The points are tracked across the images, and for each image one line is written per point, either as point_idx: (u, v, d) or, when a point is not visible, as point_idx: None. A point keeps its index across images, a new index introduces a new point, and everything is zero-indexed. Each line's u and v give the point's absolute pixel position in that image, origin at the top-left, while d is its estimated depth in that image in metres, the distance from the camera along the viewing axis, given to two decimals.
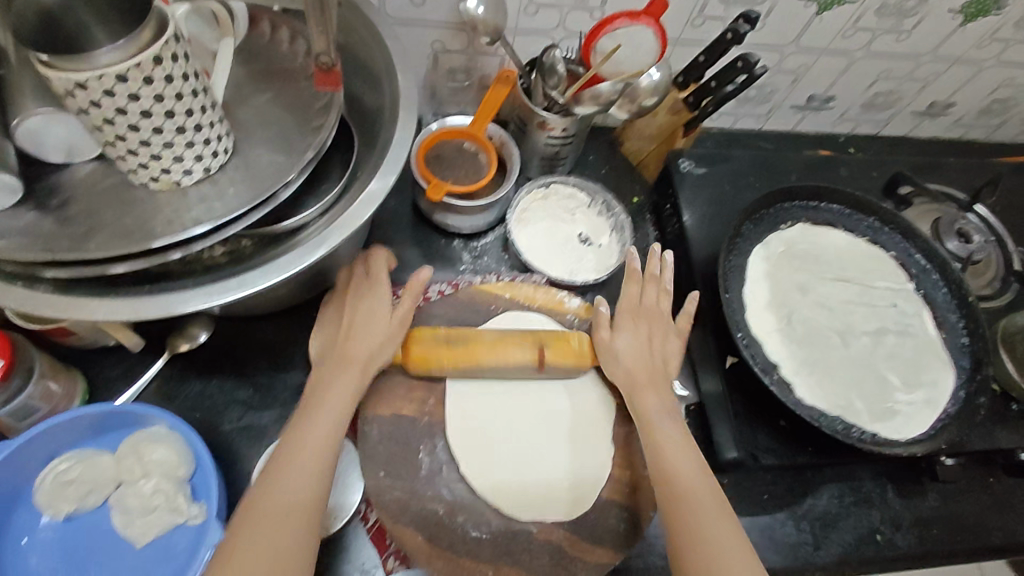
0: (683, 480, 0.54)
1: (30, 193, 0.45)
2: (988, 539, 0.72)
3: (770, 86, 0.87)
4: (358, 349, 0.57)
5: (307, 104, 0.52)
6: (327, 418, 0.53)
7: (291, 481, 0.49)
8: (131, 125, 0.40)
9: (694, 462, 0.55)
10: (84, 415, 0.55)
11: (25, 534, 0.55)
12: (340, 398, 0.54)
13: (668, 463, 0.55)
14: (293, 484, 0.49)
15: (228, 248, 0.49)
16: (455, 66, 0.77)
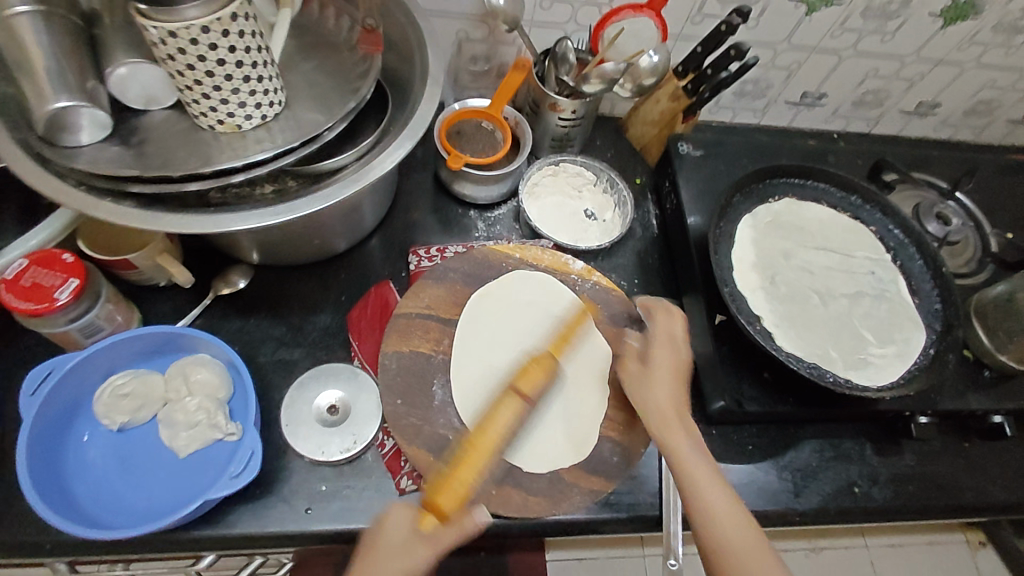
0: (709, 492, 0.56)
1: (116, 132, 0.52)
2: (960, 497, 0.76)
3: (765, 81, 0.94)
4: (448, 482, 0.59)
5: (348, 70, 0.60)
6: (401, 531, 0.56)
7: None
8: (207, 71, 0.48)
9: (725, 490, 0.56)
10: (147, 333, 0.63)
11: (86, 433, 0.62)
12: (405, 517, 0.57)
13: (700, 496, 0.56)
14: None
15: (276, 186, 0.56)
16: (477, 54, 0.85)
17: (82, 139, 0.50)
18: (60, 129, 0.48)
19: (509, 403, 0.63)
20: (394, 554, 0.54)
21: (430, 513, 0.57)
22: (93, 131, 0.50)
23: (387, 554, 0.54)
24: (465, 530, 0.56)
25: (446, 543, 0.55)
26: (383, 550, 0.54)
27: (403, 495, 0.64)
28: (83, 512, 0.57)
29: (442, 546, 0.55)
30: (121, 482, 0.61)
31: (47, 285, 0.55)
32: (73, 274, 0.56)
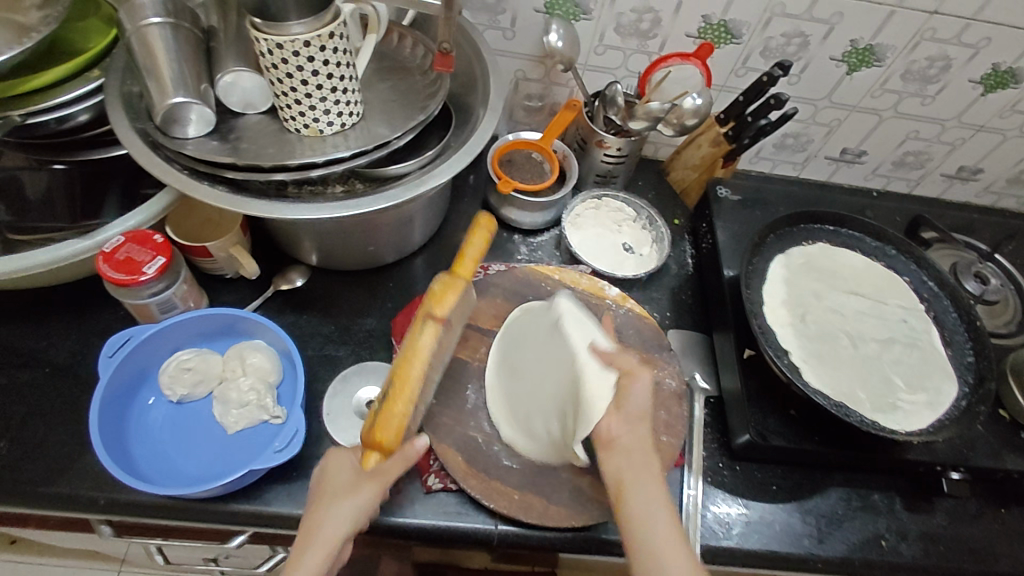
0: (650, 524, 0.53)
1: (216, 129, 0.60)
2: (994, 564, 0.74)
3: (805, 136, 0.98)
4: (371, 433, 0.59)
5: (418, 92, 0.67)
6: (346, 473, 0.57)
7: (332, 519, 0.53)
8: (301, 80, 0.56)
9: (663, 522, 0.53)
10: (214, 314, 0.69)
11: (151, 397, 0.68)
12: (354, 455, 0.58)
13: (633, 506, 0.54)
14: (341, 516, 0.53)
15: (346, 187, 0.63)
16: (532, 93, 0.92)
17: (188, 132, 0.58)
18: (172, 122, 0.56)
19: (427, 332, 0.63)
20: (342, 491, 0.55)
21: (373, 451, 0.57)
22: (198, 126, 0.58)
23: (335, 491, 0.55)
24: (407, 458, 0.58)
25: (392, 474, 0.56)
26: (330, 490, 0.55)
27: (429, 493, 0.66)
28: (137, 470, 0.62)
29: (385, 476, 0.56)
30: (173, 449, 0.65)
31: (138, 259, 0.62)
32: (161, 253, 0.63)
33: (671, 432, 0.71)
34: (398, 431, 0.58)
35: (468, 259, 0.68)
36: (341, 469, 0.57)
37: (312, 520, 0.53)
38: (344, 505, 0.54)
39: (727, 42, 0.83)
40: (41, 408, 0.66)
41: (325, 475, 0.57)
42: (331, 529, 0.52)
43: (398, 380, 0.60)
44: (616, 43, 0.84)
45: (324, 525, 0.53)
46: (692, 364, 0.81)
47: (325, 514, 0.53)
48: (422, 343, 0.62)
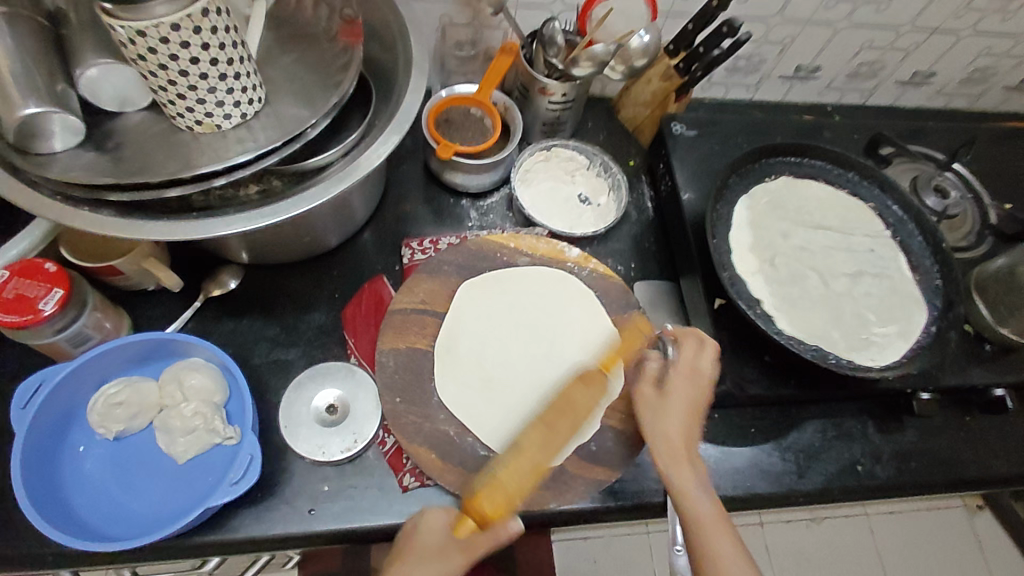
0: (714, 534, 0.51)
1: (90, 136, 0.50)
2: (964, 472, 0.77)
3: (758, 56, 0.92)
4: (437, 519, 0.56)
5: (329, 61, 0.58)
6: (439, 531, 0.56)
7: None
8: (180, 71, 0.46)
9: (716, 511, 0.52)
10: (132, 341, 0.61)
11: (81, 447, 0.61)
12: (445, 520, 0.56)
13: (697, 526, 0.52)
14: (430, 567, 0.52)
15: (261, 187, 0.55)
16: (463, 39, 0.83)
17: (54, 146, 0.48)
18: (31, 137, 0.47)
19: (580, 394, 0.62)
20: (427, 555, 0.54)
21: (469, 518, 0.55)
22: (65, 137, 0.48)
23: (420, 554, 0.54)
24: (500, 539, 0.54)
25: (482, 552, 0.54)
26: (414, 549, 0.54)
27: (407, 493, 0.64)
28: (83, 525, 0.56)
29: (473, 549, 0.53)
30: (120, 492, 0.60)
31: (31, 296, 0.54)
32: (58, 284, 0.55)
33: None
34: (512, 502, 0.55)
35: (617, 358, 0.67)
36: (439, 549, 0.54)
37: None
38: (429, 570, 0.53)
39: None
40: None
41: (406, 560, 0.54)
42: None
43: (524, 459, 0.57)
44: None
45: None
46: (663, 316, 0.79)
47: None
48: (574, 394, 0.62)
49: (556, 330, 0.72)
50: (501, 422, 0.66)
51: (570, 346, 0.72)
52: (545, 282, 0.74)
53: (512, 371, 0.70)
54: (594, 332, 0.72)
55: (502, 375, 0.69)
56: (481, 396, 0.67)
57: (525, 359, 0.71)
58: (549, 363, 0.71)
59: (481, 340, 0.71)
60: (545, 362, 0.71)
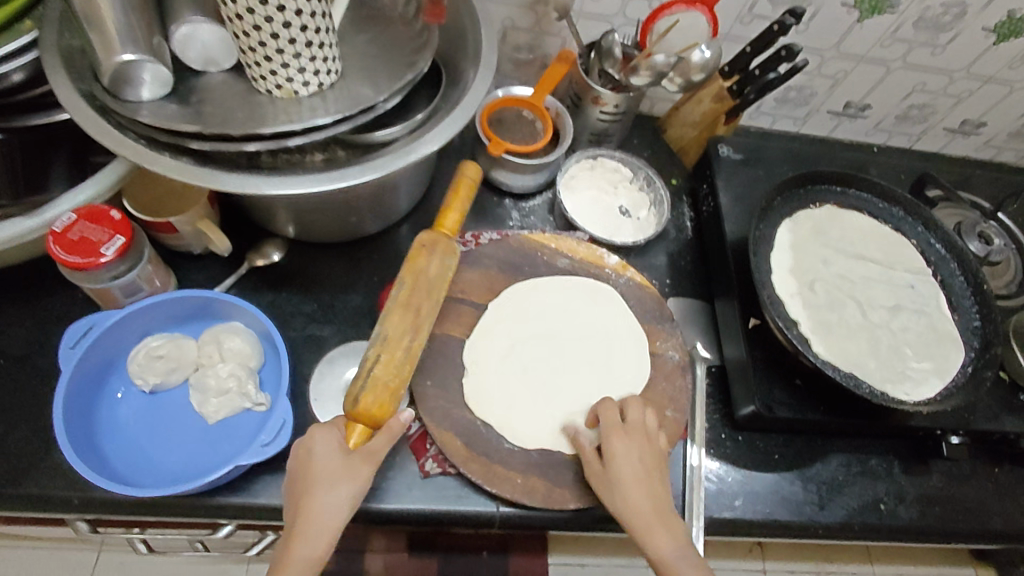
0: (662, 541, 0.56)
1: (174, 90, 0.53)
2: (988, 522, 0.75)
3: (809, 89, 0.93)
4: (321, 434, 0.54)
5: (403, 45, 0.60)
6: (334, 456, 0.53)
7: (329, 508, 0.51)
8: (272, 34, 0.48)
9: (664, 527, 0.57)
10: (180, 297, 0.63)
11: (119, 393, 0.62)
12: (332, 435, 0.54)
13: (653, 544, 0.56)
14: (338, 497, 0.51)
15: (325, 155, 0.57)
16: (522, 43, 0.85)
17: (142, 94, 0.50)
18: (123, 83, 0.49)
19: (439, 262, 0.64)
20: (334, 476, 0.52)
21: (356, 424, 0.56)
22: (153, 87, 0.50)
23: (327, 476, 0.52)
24: (391, 433, 0.55)
25: (381, 451, 0.55)
26: (316, 474, 0.52)
27: (427, 478, 0.63)
28: (111, 469, 0.57)
29: (375, 456, 0.54)
30: (149, 442, 0.61)
31: (95, 240, 0.56)
32: (119, 231, 0.57)
33: (674, 406, 0.70)
34: (384, 396, 0.56)
35: (453, 212, 0.67)
36: (333, 473, 0.52)
37: (307, 507, 0.51)
38: (342, 489, 0.51)
39: None
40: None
41: (304, 493, 0.51)
42: (331, 518, 0.50)
43: (396, 348, 0.59)
44: None
45: (322, 514, 0.50)
46: (694, 333, 0.79)
47: (323, 500, 0.51)
48: (423, 269, 0.63)
49: (591, 330, 0.73)
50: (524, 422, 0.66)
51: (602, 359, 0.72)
52: (580, 287, 0.75)
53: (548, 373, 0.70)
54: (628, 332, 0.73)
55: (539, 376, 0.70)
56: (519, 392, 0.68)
57: (561, 358, 0.71)
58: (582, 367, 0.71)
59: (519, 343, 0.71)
60: (579, 361, 0.71)
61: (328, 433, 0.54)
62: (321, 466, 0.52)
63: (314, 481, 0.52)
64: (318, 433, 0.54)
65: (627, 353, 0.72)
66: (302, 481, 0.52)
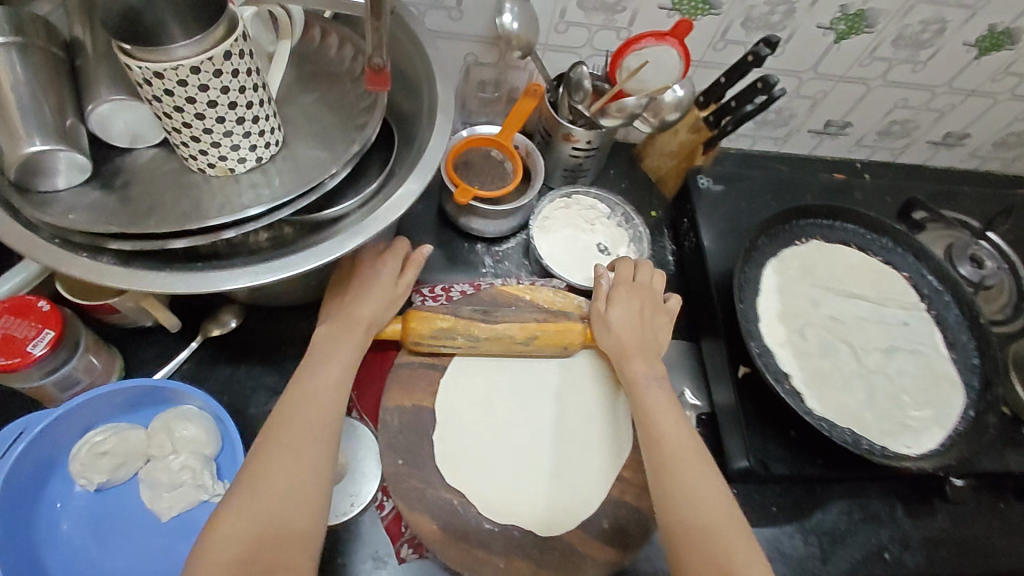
0: (687, 469, 0.55)
1: (98, 174, 0.48)
2: (996, 563, 0.72)
3: (788, 110, 0.90)
4: (362, 312, 0.61)
5: (352, 105, 0.55)
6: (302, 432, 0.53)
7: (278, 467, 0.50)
8: (196, 114, 0.43)
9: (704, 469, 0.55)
10: (122, 388, 0.58)
11: (59, 500, 0.57)
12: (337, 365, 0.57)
13: (683, 483, 0.54)
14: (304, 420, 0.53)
15: (271, 234, 0.51)
16: (486, 79, 0.81)
17: (58, 183, 0.46)
18: (34, 174, 0.44)
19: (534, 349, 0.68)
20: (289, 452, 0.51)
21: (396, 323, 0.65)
22: (70, 175, 0.46)
23: (284, 445, 0.51)
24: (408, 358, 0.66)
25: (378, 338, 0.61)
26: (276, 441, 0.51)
27: (402, 564, 0.60)
28: None
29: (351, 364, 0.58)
30: (97, 549, 0.56)
31: (20, 337, 0.51)
32: (48, 324, 0.52)
33: None
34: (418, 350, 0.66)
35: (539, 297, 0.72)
36: (315, 408, 0.54)
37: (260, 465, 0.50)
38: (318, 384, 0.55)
39: (706, 12, 0.73)
40: None
41: (281, 412, 0.53)
42: (298, 431, 0.52)
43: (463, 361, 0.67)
44: (579, 20, 0.73)
45: (287, 421, 0.53)
46: (681, 379, 0.75)
47: (291, 418, 0.53)
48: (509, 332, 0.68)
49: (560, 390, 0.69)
50: (493, 499, 0.61)
51: (577, 422, 0.67)
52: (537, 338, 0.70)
53: (517, 443, 0.65)
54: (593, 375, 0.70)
55: (506, 453, 0.65)
56: (484, 463, 0.63)
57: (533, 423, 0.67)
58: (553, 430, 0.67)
59: (477, 423, 0.65)
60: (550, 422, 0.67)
61: (337, 362, 0.57)
62: (316, 365, 0.57)
63: (305, 381, 0.56)
64: (337, 343, 0.59)
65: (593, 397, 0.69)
66: (306, 364, 0.57)
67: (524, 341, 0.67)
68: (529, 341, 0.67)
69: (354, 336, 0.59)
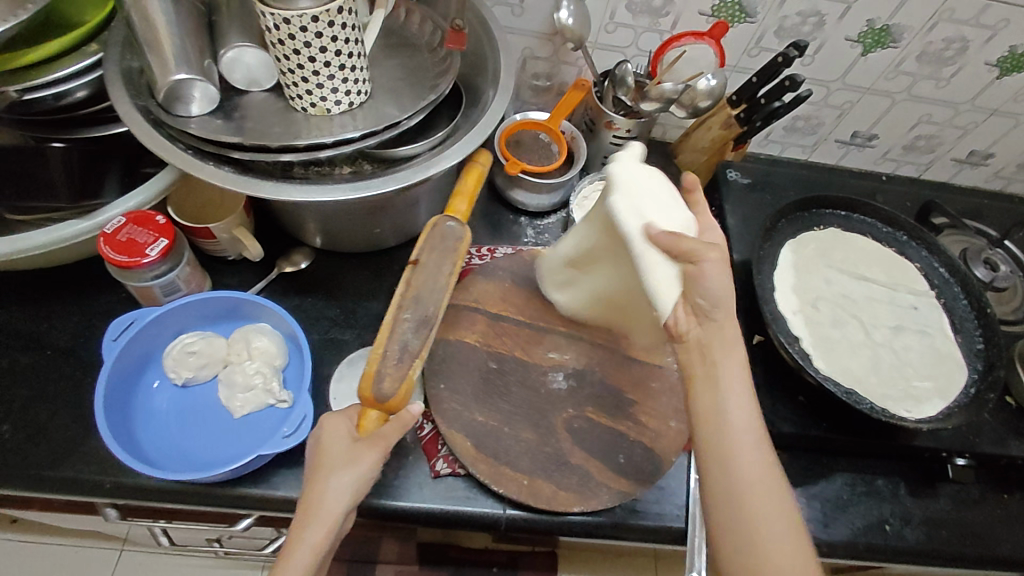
0: (754, 494, 0.49)
1: (220, 107, 0.58)
2: (996, 548, 0.75)
3: (816, 118, 0.97)
4: (344, 445, 0.55)
5: (427, 70, 0.65)
6: (343, 441, 0.55)
7: (331, 493, 0.52)
8: (309, 57, 0.54)
9: (781, 509, 0.49)
10: (216, 297, 0.67)
11: (155, 381, 0.67)
12: (348, 473, 0.53)
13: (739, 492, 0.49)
14: (338, 487, 0.53)
15: (353, 168, 0.62)
16: (540, 71, 0.91)
17: (191, 109, 0.56)
18: (175, 99, 0.55)
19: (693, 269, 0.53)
20: (340, 461, 0.54)
21: (371, 412, 0.57)
22: (201, 104, 0.56)
23: (332, 464, 0.54)
24: (404, 423, 0.56)
25: (390, 438, 0.56)
26: (327, 459, 0.54)
27: (438, 477, 0.66)
28: (142, 454, 0.61)
29: (381, 443, 0.55)
30: (178, 432, 0.65)
31: (141, 241, 0.61)
32: (163, 234, 0.62)
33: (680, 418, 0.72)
34: (403, 383, 0.57)
35: None
36: (338, 460, 0.54)
37: (313, 493, 0.53)
38: (344, 475, 0.53)
39: (742, 20, 0.81)
40: (44, 392, 0.65)
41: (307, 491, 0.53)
42: (329, 506, 0.52)
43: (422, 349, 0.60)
44: (627, 21, 0.82)
45: (322, 501, 0.52)
46: None
47: (325, 488, 0.53)
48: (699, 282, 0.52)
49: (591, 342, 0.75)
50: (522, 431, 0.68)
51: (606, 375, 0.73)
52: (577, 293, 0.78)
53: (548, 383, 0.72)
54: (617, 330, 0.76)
55: (535, 397, 0.71)
56: (520, 399, 0.70)
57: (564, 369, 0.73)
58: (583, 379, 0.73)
59: (514, 371, 0.72)
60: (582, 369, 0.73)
61: (348, 470, 0.53)
62: (326, 482, 0.53)
63: (319, 483, 0.53)
64: (338, 442, 0.55)
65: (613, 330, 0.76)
66: (312, 473, 0.54)
67: (432, 267, 0.63)
68: (438, 263, 0.63)
69: (348, 462, 0.54)
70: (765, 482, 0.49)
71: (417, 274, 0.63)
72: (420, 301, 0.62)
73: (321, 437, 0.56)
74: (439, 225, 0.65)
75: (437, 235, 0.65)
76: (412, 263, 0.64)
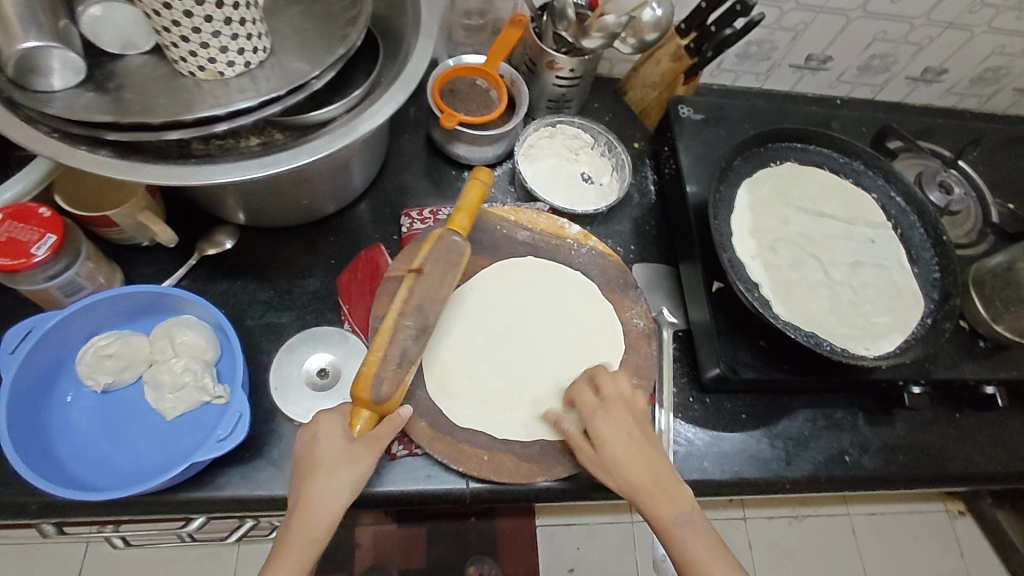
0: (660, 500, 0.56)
1: (91, 77, 0.50)
2: (950, 467, 0.77)
3: (769, 43, 0.91)
4: (342, 448, 0.53)
5: (336, 17, 0.57)
6: (337, 441, 0.53)
7: (330, 496, 0.51)
8: (184, 12, 0.45)
9: (678, 506, 0.56)
10: (126, 293, 0.61)
11: (70, 393, 0.61)
12: (349, 475, 0.52)
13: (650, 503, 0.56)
14: (337, 490, 0.51)
15: (262, 139, 0.54)
16: (471, 8, 0.82)
17: (54, 83, 0.48)
18: (31, 72, 0.46)
19: None
20: (336, 464, 0.52)
21: (364, 411, 0.55)
22: (64, 75, 0.48)
23: (329, 466, 0.52)
24: (395, 424, 0.56)
25: (382, 440, 0.55)
26: (323, 463, 0.52)
27: (395, 461, 0.63)
28: (65, 474, 0.56)
29: (378, 444, 0.54)
30: (104, 445, 0.59)
31: (24, 239, 0.53)
32: (50, 229, 0.54)
33: (641, 374, 0.70)
34: (399, 388, 0.56)
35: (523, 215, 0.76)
36: (339, 463, 0.52)
37: (310, 498, 0.50)
38: (342, 477, 0.51)
39: None
40: None
41: (303, 496, 0.51)
42: (330, 506, 0.50)
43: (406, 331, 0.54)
44: None
45: (323, 505, 0.50)
46: (659, 298, 0.78)
47: (323, 492, 0.51)
48: None
49: (551, 316, 0.73)
50: (485, 410, 0.65)
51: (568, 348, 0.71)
52: (534, 266, 0.75)
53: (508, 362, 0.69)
54: (576, 302, 0.74)
55: (495, 377, 0.68)
56: (478, 379, 0.67)
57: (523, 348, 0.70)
58: (545, 355, 0.70)
59: (471, 352, 0.69)
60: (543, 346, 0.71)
61: (348, 472, 0.52)
62: (328, 487, 0.51)
63: (319, 488, 0.51)
64: (335, 444, 0.53)
65: (580, 299, 0.73)
66: (307, 477, 0.51)
67: (434, 279, 0.61)
68: (441, 273, 0.61)
69: (350, 465, 0.52)
70: (672, 489, 0.57)
71: (419, 282, 0.61)
72: (422, 309, 0.60)
73: (316, 438, 0.53)
74: (444, 238, 0.64)
75: (441, 245, 0.63)
76: (416, 272, 0.61)
